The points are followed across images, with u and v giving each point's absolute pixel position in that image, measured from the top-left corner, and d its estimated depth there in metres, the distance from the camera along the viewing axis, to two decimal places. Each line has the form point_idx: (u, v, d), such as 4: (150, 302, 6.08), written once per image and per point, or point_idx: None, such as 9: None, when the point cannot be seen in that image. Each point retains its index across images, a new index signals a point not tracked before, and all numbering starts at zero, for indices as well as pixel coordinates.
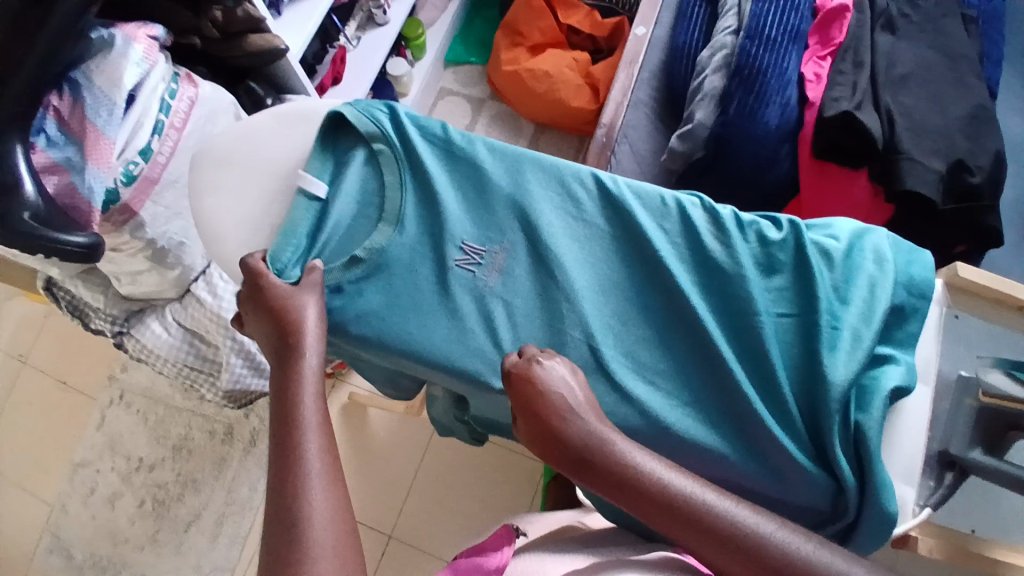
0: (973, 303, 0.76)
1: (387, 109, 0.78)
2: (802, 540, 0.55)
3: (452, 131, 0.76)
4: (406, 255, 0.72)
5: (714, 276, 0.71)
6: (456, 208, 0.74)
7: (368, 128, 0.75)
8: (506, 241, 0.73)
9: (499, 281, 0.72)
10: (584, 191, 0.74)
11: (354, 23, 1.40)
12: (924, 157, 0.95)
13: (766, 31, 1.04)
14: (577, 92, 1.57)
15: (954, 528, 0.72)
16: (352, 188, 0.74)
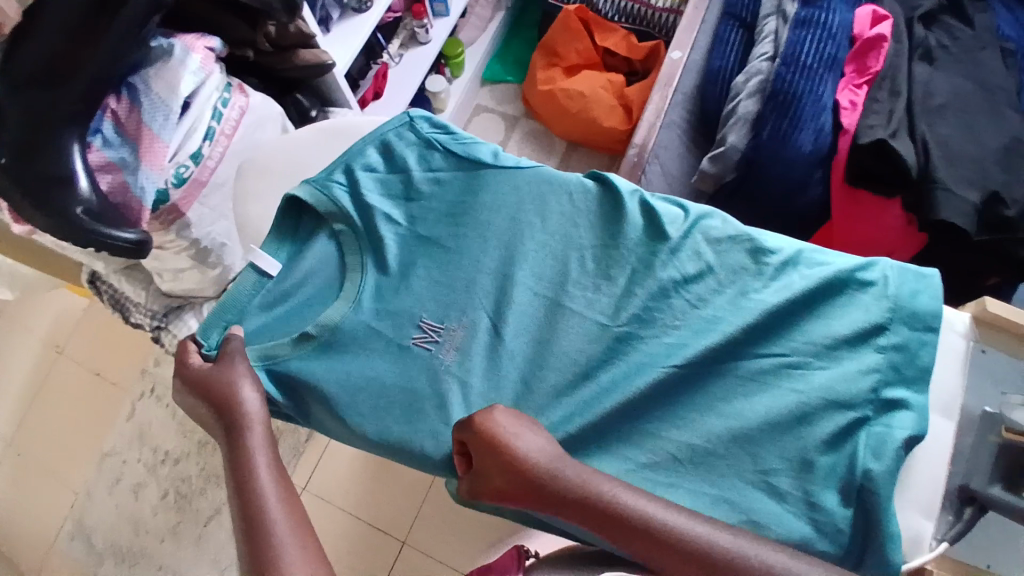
0: (1004, 338, 0.74)
1: (345, 177, 0.80)
2: (775, 552, 0.54)
3: (412, 183, 0.80)
4: (361, 332, 0.74)
5: (684, 332, 0.71)
6: (422, 270, 0.76)
7: (326, 208, 0.78)
8: (465, 319, 0.74)
9: (456, 359, 0.72)
10: (545, 243, 0.77)
11: (397, 41, 1.45)
12: (959, 187, 0.94)
13: (802, 58, 1.05)
14: (610, 113, 1.59)
15: (979, 565, 0.70)
16: (314, 274, 0.78)
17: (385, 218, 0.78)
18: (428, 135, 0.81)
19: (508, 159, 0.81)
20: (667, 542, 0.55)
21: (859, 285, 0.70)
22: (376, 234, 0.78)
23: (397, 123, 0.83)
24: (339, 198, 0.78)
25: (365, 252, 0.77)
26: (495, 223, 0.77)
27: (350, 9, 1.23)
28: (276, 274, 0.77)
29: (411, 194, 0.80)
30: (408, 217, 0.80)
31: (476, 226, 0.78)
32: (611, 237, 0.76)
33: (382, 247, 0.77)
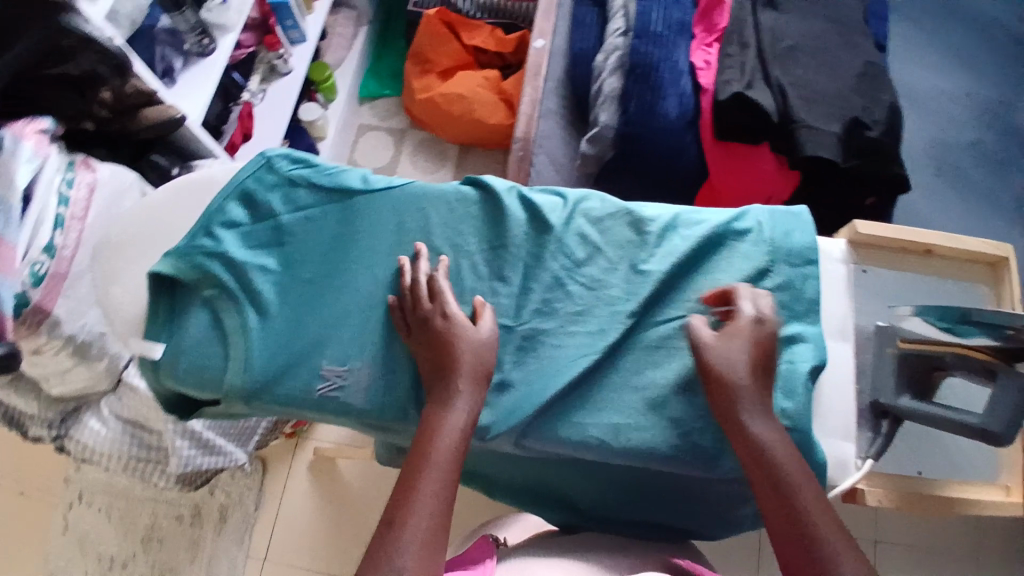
0: (878, 255, 0.78)
1: (203, 234, 0.71)
2: (842, 543, 0.53)
3: (277, 222, 0.72)
4: (264, 397, 0.67)
5: (590, 317, 0.70)
6: (313, 317, 0.69)
7: (193, 275, 0.69)
8: (368, 354, 0.67)
9: (368, 399, 0.66)
10: (433, 255, 0.72)
11: (256, 77, 1.38)
12: (820, 122, 0.99)
13: (653, 28, 1.07)
14: (493, 109, 1.58)
15: (905, 476, 0.74)
16: (190, 349, 0.68)
17: (259, 270, 0.70)
18: (288, 171, 0.74)
19: (379, 180, 0.75)
20: (775, 500, 0.56)
21: (738, 233, 0.72)
22: (254, 290, 0.69)
23: (250, 165, 0.74)
24: (206, 262, 0.69)
25: (244, 313, 0.68)
26: (380, 249, 0.72)
27: (193, 54, 1.17)
28: (162, 356, 0.69)
29: (283, 238, 0.72)
30: (286, 263, 0.71)
31: (361, 258, 0.71)
32: (499, 239, 0.73)
33: (263, 304, 0.69)
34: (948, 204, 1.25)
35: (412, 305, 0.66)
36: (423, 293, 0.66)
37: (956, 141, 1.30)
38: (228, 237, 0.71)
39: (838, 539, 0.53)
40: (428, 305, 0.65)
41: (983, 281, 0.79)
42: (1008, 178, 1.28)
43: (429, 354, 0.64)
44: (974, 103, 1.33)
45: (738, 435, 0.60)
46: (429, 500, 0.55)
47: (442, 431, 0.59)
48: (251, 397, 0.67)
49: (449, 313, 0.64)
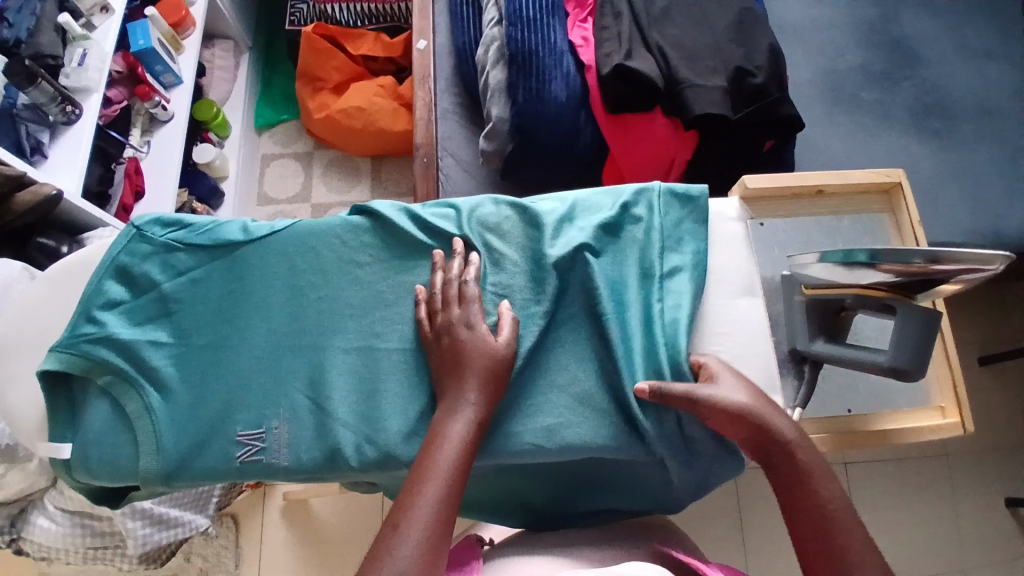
0: (774, 205, 0.79)
1: (85, 320, 0.67)
2: (853, 524, 0.55)
3: (163, 292, 0.69)
4: (186, 475, 0.64)
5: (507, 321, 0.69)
6: (219, 383, 0.66)
7: (82, 366, 0.65)
8: (283, 410, 0.65)
9: (292, 455, 0.64)
10: (332, 293, 0.69)
11: (137, 131, 1.32)
12: (704, 79, 1.00)
13: (525, 13, 1.05)
14: (395, 116, 1.55)
15: (835, 417, 0.76)
16: (96, 443, 0.65)
17: (152, 346, 0.67)
18: (161, 237, 0.70)
19: (261, 227, 0.72)
20: (798, 498, 0.57)
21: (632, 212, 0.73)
22: (151, 368, 0.66)
23: (121, 238, 0.70)
24: (93, 349, 0.66)
25: (143, 393, 0.65)
26: (275, 299, 0.69)
27: (60, 124, 1.09)
28: (70, 455, 0.65)
29: (171, 307, 0.68)
30: (178, 333, 0.68)
31: (257, 312, 0.68)
32: (395, 263, 0.71)
33: (163, 381, 0.66)
34: (846, 130, 1.27)
35: (439, 308, 0.66)
36: (452, 295, 0.66)
37: (844, 67, 1.32)
38: (112, 318, 0.67)
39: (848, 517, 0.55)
40: (455, 310, 0.65)
41: (880, 208, 0.80)
42: (899, 93, 1.30)
43: (438, 365, 0.64)
44: (854, 26, 1.36)
45: (728, 419, 0.61)
46: (432, 508, 0.53)
47: (447, 438, 0.58)
48: (169, 478, 0.64)
49: (472, 323, 0.64)
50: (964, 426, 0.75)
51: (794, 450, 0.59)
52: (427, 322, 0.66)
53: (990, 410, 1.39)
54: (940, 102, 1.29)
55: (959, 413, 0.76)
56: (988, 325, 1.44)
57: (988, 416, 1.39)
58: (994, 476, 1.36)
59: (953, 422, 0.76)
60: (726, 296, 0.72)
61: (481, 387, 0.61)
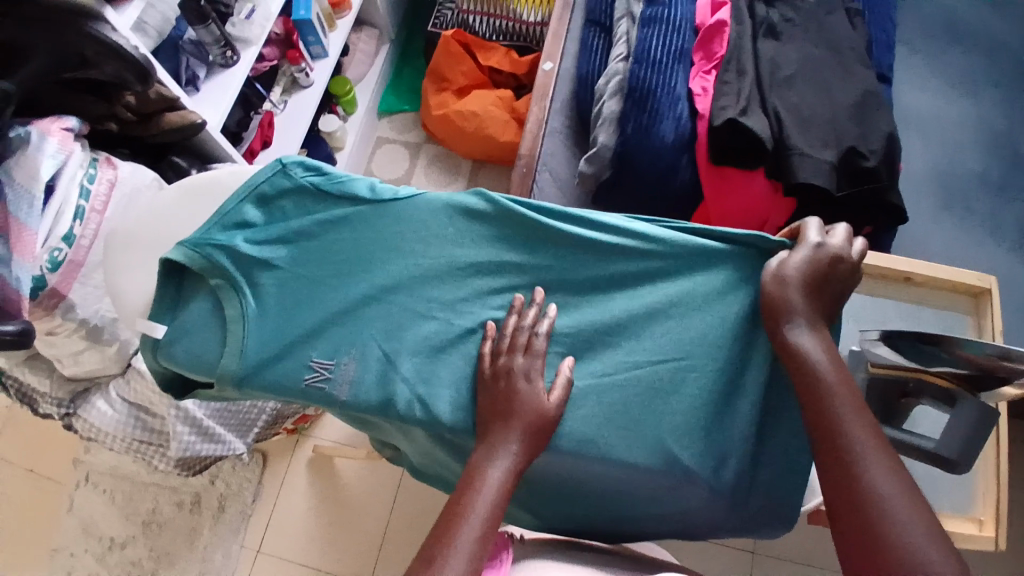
0: (859, 278, 0.77)
1: (219, 228, 0.75)
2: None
3: (286, 224, 0.75)
4: (258, 382, 0.70)
5: (580, 331, 0.72)
6: (309, 315, 0.72)
7: (200, 265, 0.72)
8: (356, 350, 0.71)
9: (351, 393, 0.69)
10: (432, 263, 0.74)
11: (277, 88, 1.47)
12: (814, 149, 1.01)
13: (653, 54, 1.10)
14: (505, 127, 1.63)
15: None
16: (192, 332, 0.72)
17: (264, 268, 0.74)
18: (301, 177, 0.77)
19: (385, 189, 0.77)
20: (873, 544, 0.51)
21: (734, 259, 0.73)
22: (257, 284, 0.73)
23: (268, 169, 0.77)
24: (213, 254, 0.72)
25: (244, 301, 0.72)
26: (382, 258, 0.74)
27: (217, 66, 1.22)
28: (162, 337, 0.73)
29: (290, 238, 0.75)
30: (290, 262, 0.74)
31: (360, 268, 0.74)
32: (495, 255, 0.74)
33: (263, 297, 0.73)
34: (949, 233, 1.24)
35: (504, 351, 0.69)
36: (518, 343, 0.69)
37: (961, 171, 1.29)
38: (239, 234, 0.74)
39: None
40: (518, 358, 0.68)
41: (964, 308, 0.77)
42: (1014, 210, 1.25)
43: (488, 405, 0.66)
44: (981, 133, 1.32)
45: (827, 439, 0.57)
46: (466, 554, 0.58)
47: (486, 482, 0.62)
48: (242, 383, 0.70)
49: (531, 377, 0.67)
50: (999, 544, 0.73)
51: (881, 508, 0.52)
52: (487, 358, 0.69)
53: None
54: None
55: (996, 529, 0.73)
56: None
57: None
58: None
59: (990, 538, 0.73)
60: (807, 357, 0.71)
61: (524, 440, 0.65)
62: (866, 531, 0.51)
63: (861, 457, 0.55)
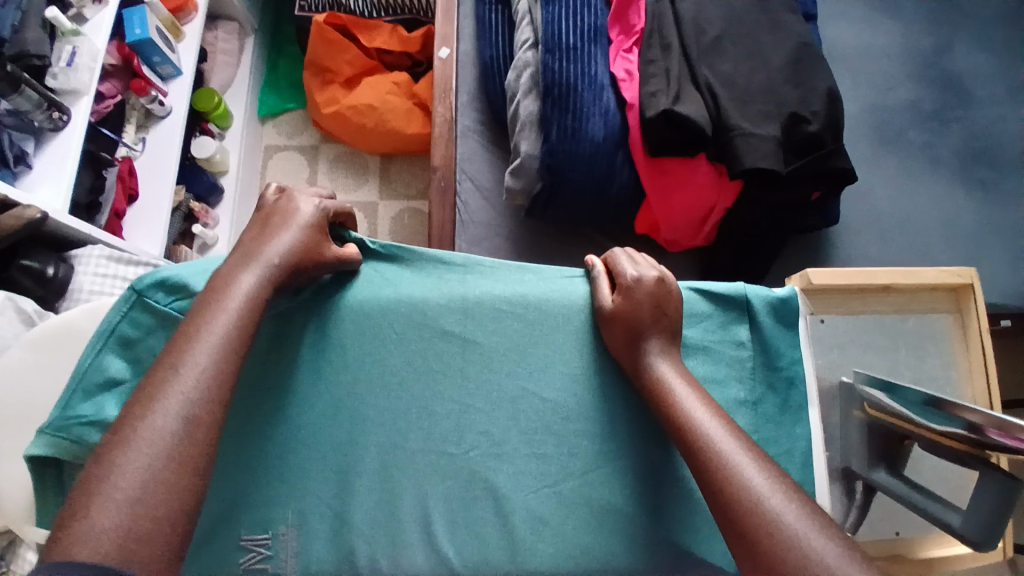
0: (834, 299, 0.76)
1: (84, 395, 0.63)
2: (790, 514, 0.47)
3: None
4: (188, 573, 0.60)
5: (543, 423, 0.64)
6: (222, 481, 0.61)
7: (72, 452, 0.60)
8: (292, 516, 0.61)
9: (299, 567, 0.61)
10: (367, 382, 0.64)
11: (132, 127, 1.23)
12: (755, 126, 0.91)
13: (565, 39, 0.95)
14: (409, 117, 1.45)
15: (883, 540, 0.72)
16: None
17: None
18: (165, 306, 0.65)
19: None
20: (728, 507, 0.50)
21: (701, 312, 0.67)
22: None
23: (121, 303, 0.65)
24: (86, 433, 0.61)
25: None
26: (302, 388, 0.64)
27: (47, 130, 0.98)
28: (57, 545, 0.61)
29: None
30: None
31: (277, 404, 0.63)
32: (439, 353, 0.66)
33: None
34: (892, 169, 1.19)
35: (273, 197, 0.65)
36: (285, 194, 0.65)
37: (893, 101, 1.23)
38: (109, 399, 0.63)
39: (789, 511, 0.47)
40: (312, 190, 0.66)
41: (948, 308, 0.79)
42: (948, 134, 1.22)
43: (257, 228, 0.62)
44: (908, 57, 1.26)
45: (666, 405, 0.58)
46: (207, 365, 0.50)
47: (235, 288, 0.55)
48: None
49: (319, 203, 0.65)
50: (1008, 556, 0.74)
51: (725, 462, 0.52)
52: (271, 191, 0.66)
53: None
54: (991, 147, 1.22)
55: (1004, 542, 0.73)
56: None
57: None
58: None
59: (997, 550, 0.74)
60: (800, 401, 0.66)
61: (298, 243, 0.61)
62: (752, 538, 0.47)
63: (718, 444, 0.53)
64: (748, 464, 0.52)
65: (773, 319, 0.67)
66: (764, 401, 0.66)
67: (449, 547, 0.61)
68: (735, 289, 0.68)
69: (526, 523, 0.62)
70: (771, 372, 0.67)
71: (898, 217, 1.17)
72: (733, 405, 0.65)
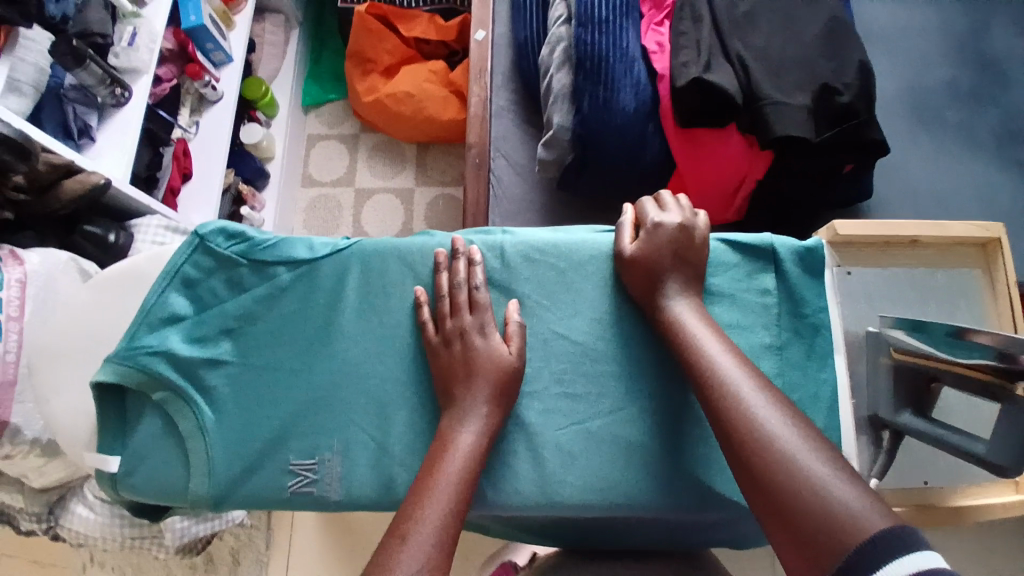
0: (859, 253, 0.77)
1: (148, 327, 0.67)
2: (791, 444, 0.49)
3: (227, 309, 0.68)
4: (240, 493, 0.65)
5: (575, 362, 0.66)
6: (272, 411, 0.66)
7: (138, 380, 0.66)
8: (337, 443, 0.65)
9: (342, 491, 0.65)
10: (405, 320, 0.68)
11: (186, 111, 1.31)
12: (787, 95, 0.91)
13: (596, 13, 0.98)
14: (444, 104, 1.49)
15: (909, 490, 0.73)
16: (148, 458, 0.66)
17: (210, 367, 0.67)
18: (226, 250, 0.69)
19: (326, 244, 0.71)
20: (737, 440, 0.51)
21: (732, 260, 0.68)
22: (207, 387, 0.67)
23: (185, 246, 0.69)
24: (152, 363, 0.66)
25: (198, 412, 0.66)
26: (347, 327, 0.68)
27: (108, 106, 1.06)
28: (118, 469, 0.67)
29: (230, 326, 0.68)
30: (238, 353, 0.68)
31: (324, 339, 0.68)
32: None
33: (218, 401, 0.67)
34: (930, 147, 1.18)
35: (448, 315, 0.65)
36: (461, 303, 0.65)
37: (930, 81, 1.22)
38: (172, 333, 0.67)
39: (794, 443, 0.49)
40: (467, 317, 0.64)
41: (977, 264, 0.79)
42: (986, 112, 1.20)
43: (444, 375, 0.63)
44: (946, 38, 1.25)
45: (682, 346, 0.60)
46: (445, 499, 0.55)
47: (456, 449, 0.58)
48: (218, 501, 0.65)
49: (486, 332, 0.64)
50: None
51: (733, 399, 0.54)
52: (432, 327, 0.66)
53: None
54: None
55: None
56: None
57: None
58: None
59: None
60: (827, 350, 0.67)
61: (491, 400, 0.61)
62: (757, 468, 0.49)
63: (730, 382, 0.55)
64: (757, 401, 0.53)
65: (799, 268, 0.68)
66: (789, 347, 0.67)
67: (484, 480, 0.64)
68: (763, 238, 0.69)
69: (555, 456, 0.64)
70: (799, 321, 0.68)
71: (935, 195, 1.15)
72: (759, 351, 0.66)
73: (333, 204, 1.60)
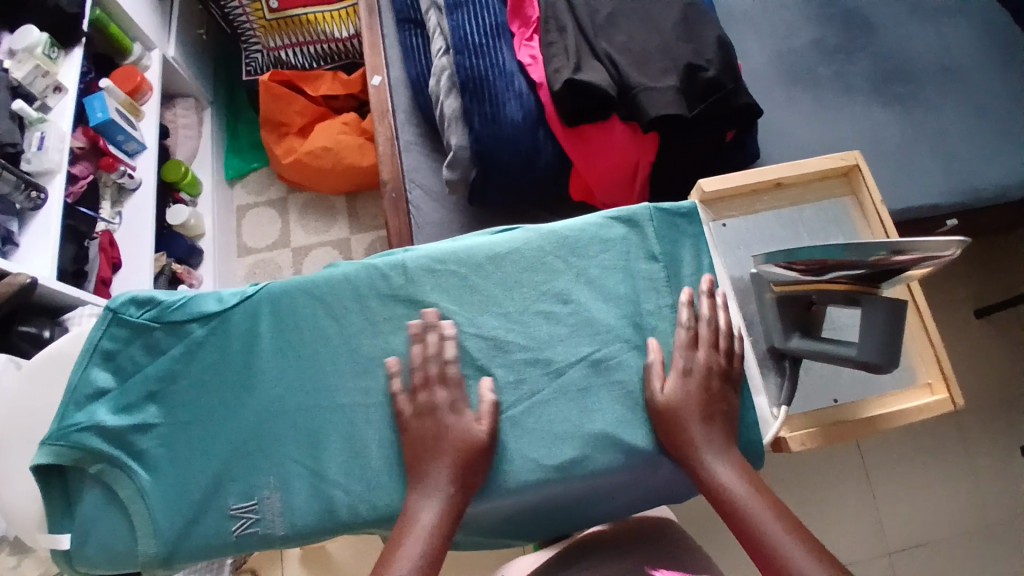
0: (729, 205, 0.84)
1: (73, 407, 0.68)
2: (763, 512, 0.61)
3: (148, 374, 0.70)
4: (186, 546, 0.67)
5: (489, 355, 0.70)
6: (205, 464, 0.68)
7: (71, 457, 0.67)
8: (274, 479, 0.67)
9: (286, 524, 0.67)
10: (322, 348, 0.71)
11: (107, 203, 1.34)
12: (656, 81, 0.99)
13: (470, 40, 1.07)
14: (362, 151, 1.55)
15: (823, 410, 0.78)
16: (95, 530, 0.67)
17: (140, 432, 0.69)
18: (139, 318, 0.71)
19: (235, 294, 0.73)
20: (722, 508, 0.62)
21: (614, 232, 0.74)
22: (140, 451, 0.68)
23: (100, 322, 0.71)
24: (83, 439, 0.67)
25: (135, 477, 0.68)
26: (266, 368, 0.70)
27: (26, 210, 1.08)
28: (70, 545, 0.67)
29: (154, 390, 0.70)
30: (165, 415, 0.70)
31: (245, 383, 0.70)
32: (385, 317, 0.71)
33: (153, 462, 0.68)
34: (810, 105, 1.27)
35: (422, 386, 0.67)
36: (435, 374, 0.67)
37: (798, 45, 1.33)
38: (99, 407, 0.69)
39: (759, 508, 0.61)
40: (442, 392, 0.67)
41: (843, 193, 0.86)
42: (852, 63, 1.31)
43: (415, 447, 0.65)
44: (806, 5, 1.37)
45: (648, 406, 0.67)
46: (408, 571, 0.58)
47: (417, 528, 0.60)
48: (169, 558, 0.67)
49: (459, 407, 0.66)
50: (954, 401, 0.78)
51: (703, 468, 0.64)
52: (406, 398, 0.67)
53: (987, 364, 1.40)
54: (899, 68, 1.30)
55: (946, 389, 0.78)
56: (973, 281, 1.45)
57: (985, 364, 1.40)
58: (1001, 424, 1.36)
59: (942, 399, 0.78)
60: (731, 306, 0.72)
61: (457, 467, 0.63)
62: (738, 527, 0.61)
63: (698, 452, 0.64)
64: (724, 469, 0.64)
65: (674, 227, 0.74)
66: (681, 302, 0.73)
67: None
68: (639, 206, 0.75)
69: None
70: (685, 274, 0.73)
71: (821, 146, 1.25)
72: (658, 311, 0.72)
73: (273, 267, 1.63)
